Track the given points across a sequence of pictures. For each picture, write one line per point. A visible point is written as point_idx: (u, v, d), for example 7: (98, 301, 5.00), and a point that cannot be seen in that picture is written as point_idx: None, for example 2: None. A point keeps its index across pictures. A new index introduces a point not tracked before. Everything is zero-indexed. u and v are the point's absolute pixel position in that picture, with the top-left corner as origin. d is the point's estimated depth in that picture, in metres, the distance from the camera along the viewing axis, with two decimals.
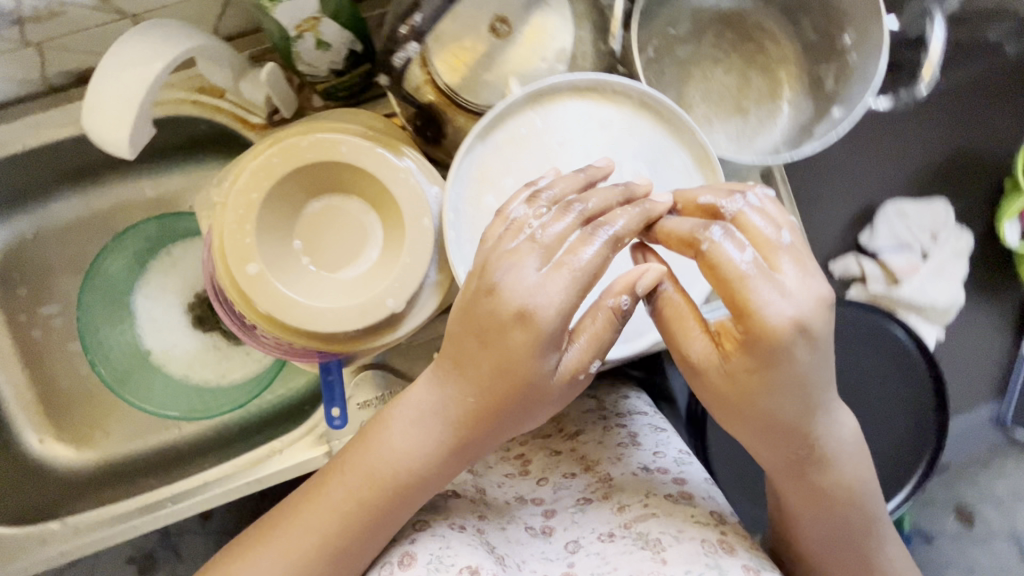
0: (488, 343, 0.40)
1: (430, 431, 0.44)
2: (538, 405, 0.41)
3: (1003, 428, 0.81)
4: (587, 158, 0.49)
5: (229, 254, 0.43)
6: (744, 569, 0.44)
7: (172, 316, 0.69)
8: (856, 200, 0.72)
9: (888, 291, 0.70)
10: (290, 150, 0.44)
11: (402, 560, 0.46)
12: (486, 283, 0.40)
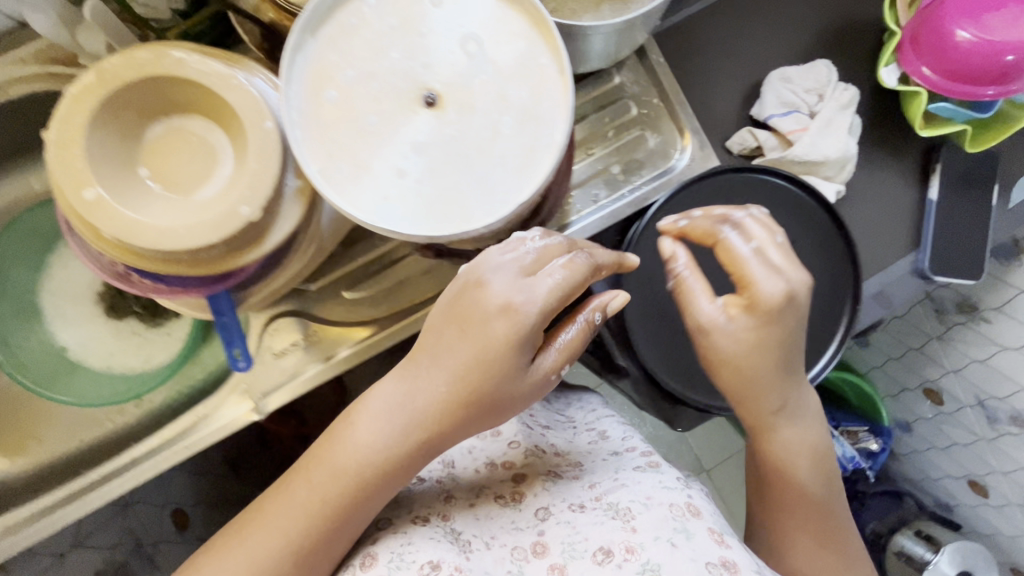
0: (467, 333, 0.46)
1: (394, 423, 0.48)
2: (500, 408, 0.48)
3: (927, 279, 0.77)
4: (422, 39, 0.46)
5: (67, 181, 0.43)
6: (709, 530, 0.52)
7: (81, 309, 0.75)
8: (743, 79, 0.73)
9: (783, 155, 0.69)
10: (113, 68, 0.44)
11: (365, 561, 0.52)
12: (473, 279, 0.47)
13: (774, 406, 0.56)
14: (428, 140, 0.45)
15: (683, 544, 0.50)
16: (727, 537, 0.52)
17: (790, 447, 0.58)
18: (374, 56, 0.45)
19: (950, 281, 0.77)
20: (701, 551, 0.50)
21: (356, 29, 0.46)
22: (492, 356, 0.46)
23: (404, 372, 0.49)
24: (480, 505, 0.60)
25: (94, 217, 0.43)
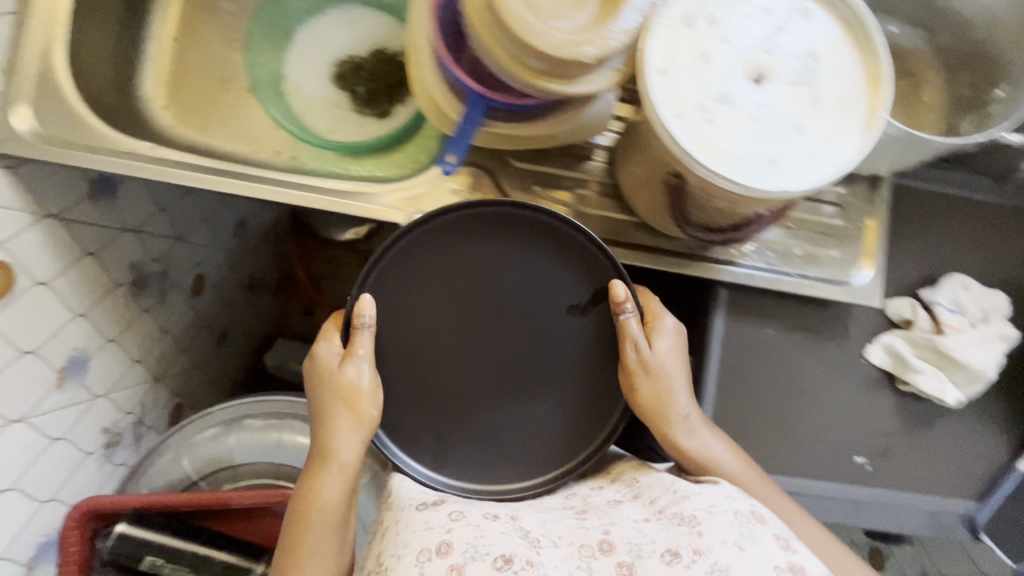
0: (319, 377, 0.66)
1: (330, 474, 0.63)
2: (331, 386, 0.66)
3: (974, 535, 0.78)
4: (779, 33, 0.54)
5: None
6: (775, 536, 0.51)
7: (318, 61, 0.83)
8: (928, 263, 0.79)
9: (931, 338, 0.74)
10: None
11: (441, 546, 0.54)
12: (332, 376, 0.66)
13: (682, 413, 0.66)
14: (735, 100, 0.53)
15: (751, 550, 0.50)
16: (792, 541, 0.51)
17: (731, 466, 0.65)
18: (741, 25, 0.53)
19: (992, 545, 0.78)
20: (767, 554, 0.49)
21: None
22: (348, 411, 0.65)
23: (316, 467, 0.64)
24: (475, 508, 0.63)
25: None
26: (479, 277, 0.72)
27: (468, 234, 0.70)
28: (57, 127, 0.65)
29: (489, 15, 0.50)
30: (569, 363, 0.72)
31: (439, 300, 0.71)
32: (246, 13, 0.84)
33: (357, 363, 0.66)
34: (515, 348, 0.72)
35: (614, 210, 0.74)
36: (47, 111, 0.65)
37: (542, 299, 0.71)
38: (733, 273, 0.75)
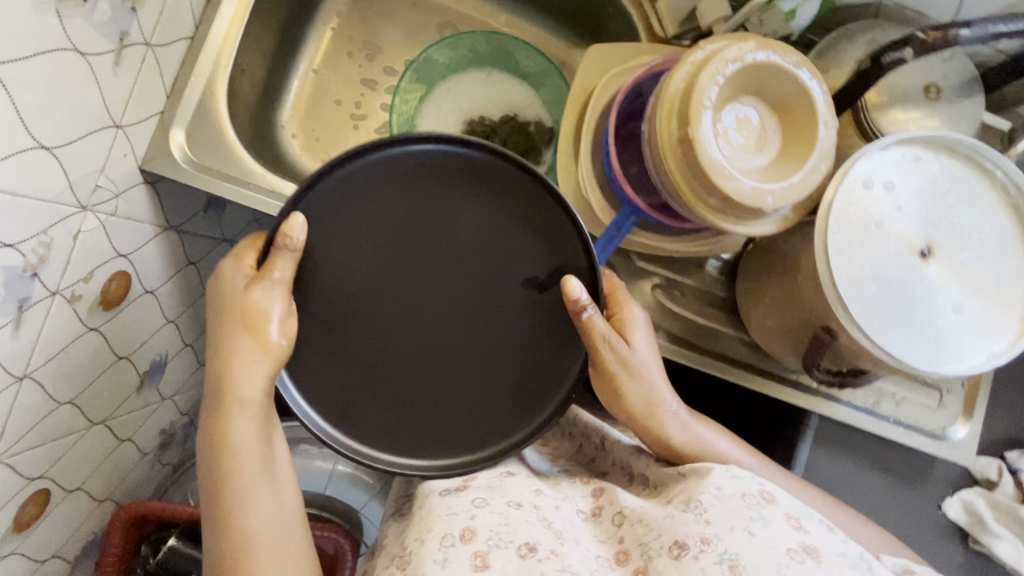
0: (247, 327, 0.56)
1: (246, 428, 0.55)
2: (259, 344, 0.56)
3: None
4: (953, 214, 0.54)
5: (700, 81, 0.51)
6: (785, 516, 0.49)
7: (449, 116, 0.83)
8: (1016, 426, 0.79)
9: (1013, 505, 0.73)
10: (777, 51, 0.52)
11: (464, 533, 0.53)
12: (233, 296, 0.56)
13: (672, 411, 0.62)
14: (899, 273, 0.53)
15: (761, 534, 0.48)
16: (803, 520, 0.50)
17: (716, 447, 0.61)
18: (918, 200, 0.54)
19: None
20: (779, 538, 0.47)
21: (931, 173, 0.54)
22: (250, 338, 0.56)
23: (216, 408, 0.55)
24: (505, 487, 0.60)
25: (682, 110, 0.51)
26: (467, 249, 0.62)
27: (424, 179, 0.61)
28: (210, 156, 0.67)
29: (680, 151, 0.52)
30: (540, 345, 0.64)
31: (374, 234, 0.61)
32: (388, 57, 0.85)
33: (269, 289, 0.56)
34: (461, 306, 0.63)
35: (721, 321, 0.74)
36: (201, 138, 0.67)
37: (459, 223, 0.62)
38: (840, 411, 0.73)
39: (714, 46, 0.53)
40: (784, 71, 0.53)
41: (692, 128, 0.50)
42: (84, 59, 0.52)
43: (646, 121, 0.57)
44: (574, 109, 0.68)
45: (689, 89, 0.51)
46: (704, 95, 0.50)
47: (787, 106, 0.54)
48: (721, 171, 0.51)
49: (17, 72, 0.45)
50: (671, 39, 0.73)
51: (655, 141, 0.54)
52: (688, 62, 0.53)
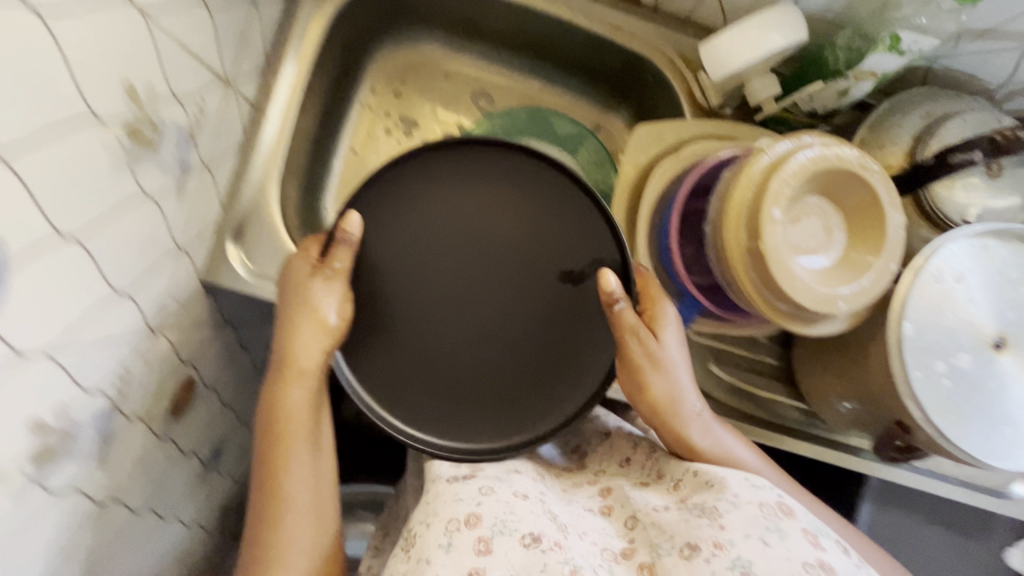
0: (301, 308, 0.57)
1: (297, 395, 0.56)
2: (311, 322, 0.57)
3: None
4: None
5: (766, 193, 0.50)
6: (803, 531, 0.46)
7: None
8: None
9: None
10: (843, 153, 0.51)
11: (469, 519, 0.50)
12: (297, 276, 0.59)
13: (693, 410, 0.58)
14: (972, 368, 0.53)
15: (776, 545, 0.45)
16: (821, 538, 0.46)
17: (744, 455, 0.57)
18: (988, 292, 0.54)
19: None
20: (796, 549, 0.44)
21: (1000, 260, 0.54)
22: (312, 322, 0.57)
23: (275, 379, 0.57)
24: (513, 481, 0.57)
25: (752, 219, 0.51)
26: (513, 240, 0.61)
27: (479, 179, 0.62)
28: (265, 263, 0.67)
29: (750, 259, 0.51)
30: (566, 332, 0.62)
31: (427, 227, 0.62)
32: (423, 131, 0.84)
33: (330, 280, 0.58)
34: (507, 301, 0.62)
35: (775, 389, 0.74)
36: (256, 245, 0.68)
37: (504, 214, 0.61)
38: (886, 469, 0.72)
39: (780, 150, 0.52)
40: (852, 171, 0.51)
41: (760, 243, 0.50)
42: (154, 201, 0.52)
43: (709, 219, 0.57)
44: (624, 196, 0.69)
45: (757, 198, 0.51)
46: (775, 205, 0.50)
47: (852, 202, 0.53)
48: (793, 279, 0.51)
49: (100, 235, 0.46)
50: (711, 109, 0.73)
51: (722, 244, 0.54)
52: (755, 167, 0.52)
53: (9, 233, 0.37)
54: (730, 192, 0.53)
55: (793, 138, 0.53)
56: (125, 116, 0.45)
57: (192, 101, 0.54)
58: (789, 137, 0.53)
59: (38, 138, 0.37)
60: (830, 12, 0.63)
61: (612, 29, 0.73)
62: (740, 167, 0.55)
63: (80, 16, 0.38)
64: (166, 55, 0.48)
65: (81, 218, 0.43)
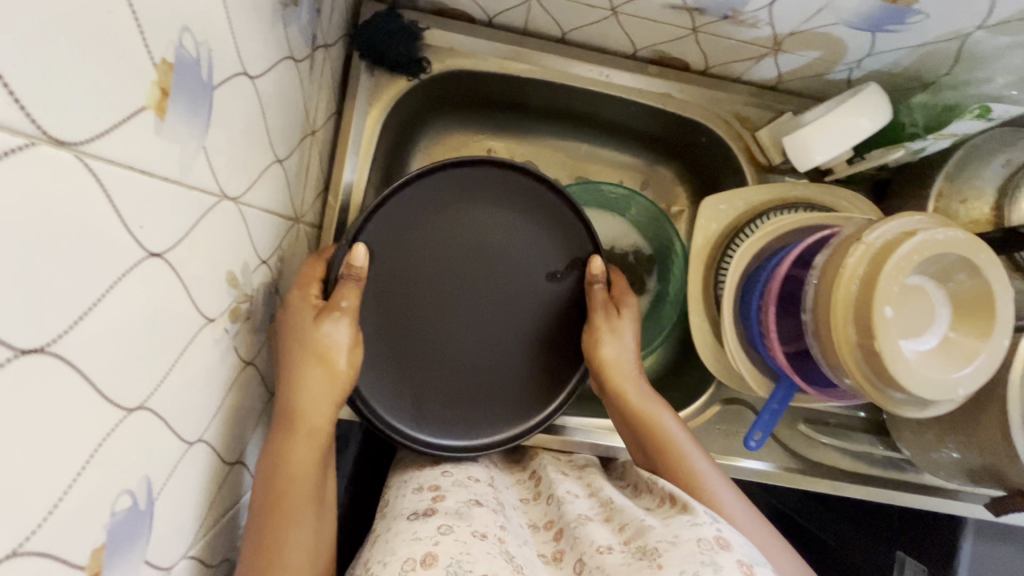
0: (306, 345, 0.52)
1: (303, 450, 0.51)
2: (317, 363, 0.52)
3: None
4: None
5: (877, 289, 0.48)
6: (739, 563, 0.43)
7: None
8: None
9: None
10: (952, 238, 0.49)
11: (425, 558, 0.46)
12: (295, 310, 0.54)
13: (637, 379, 0.62)
14: None
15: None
16: (756, 568, 0.43)
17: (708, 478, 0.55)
18: None
19: None
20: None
21: None
22: (317, 365, 0.52)
23: (280, 432, 0.51)
24: (473, 515, 0.52)
25: (862, 317, 0.49)
26: (514, 254, 0.64)
27: (478, 194, 0.63)
28: None
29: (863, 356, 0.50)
30: (556, 336, 0.66)
31: (428, 246, 0.62)
32: None
33: (340, 319, 0.53)
34: (501, 308, 0.64)
35: (872, 444, 0.73)
36: None
37: (509, 231, 0.64)
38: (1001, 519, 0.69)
39: (880, 239, 0.51)
40: (961, 253, 0.50)
41: (875, 339, 0.49)
42: (251, 364, 0.52)
43: (808, 307, 0.56)
44: (699, 272, 0.69)
45: (865, 295, 0.50)
46: (886, 303, 0.48)
47: (958, 280, 0.52)
48: (911, 374, 0.49)
49: (214, 424, 0.45)
50: (773, 166, 0.72)
51: (829, 338, 0.53)
52: (856, 260, 0.51)
53: (150, 470, 0.36)
54: (831, 285, 0.52)
55: (895, 221, 0.52)
56: (226, 304, 0.44)
57: (274, 255, 0.53)
58: (889, 220, 0.52)
59: (167, 370, 0.36)
60: (898, 68, 0.61)
61: (663, 98, 0.71)
62: (836, 255, 0.54)
63: (192, 235, 0.37)
64: (253, 226, 0.47)
65: (201, 419, 0.43)
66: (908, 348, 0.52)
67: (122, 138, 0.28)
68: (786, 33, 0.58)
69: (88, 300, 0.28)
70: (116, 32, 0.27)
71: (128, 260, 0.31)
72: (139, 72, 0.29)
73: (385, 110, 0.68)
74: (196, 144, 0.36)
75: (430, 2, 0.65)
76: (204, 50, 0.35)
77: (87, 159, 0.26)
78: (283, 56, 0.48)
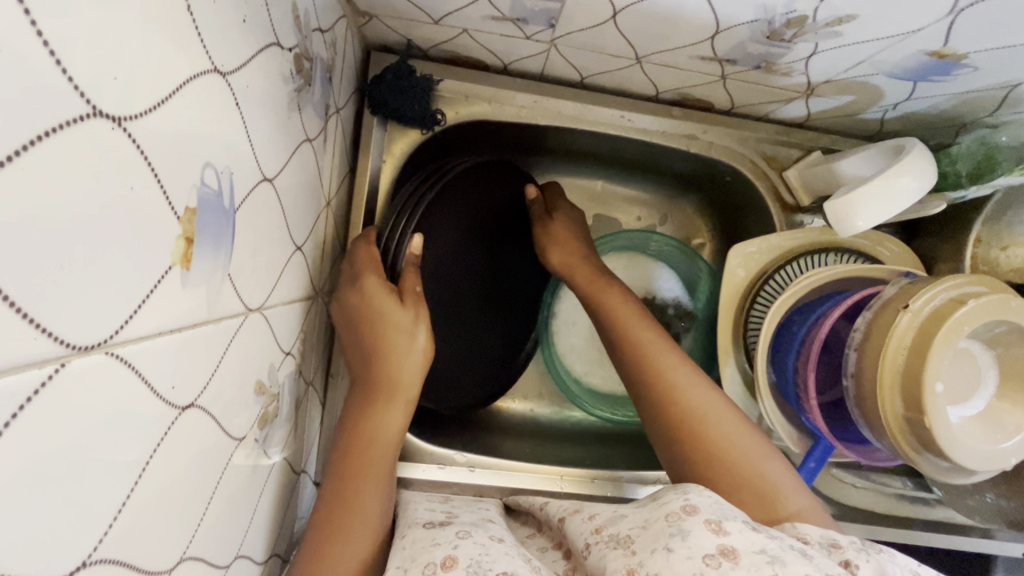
0: (383, 328, 0.55)
1: (393, 418, 0.56)
2: (400, 346, 0.55)
3: None
4: None
5: (926, 362, 0.46)
6: (704, 522, 0.44)
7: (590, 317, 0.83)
8: None
9: None
10: (1004, 304, 0.47)
11: (445, 561, 0.45)
12: (366, 291, 0.55)
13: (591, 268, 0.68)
14: None
15: (681, 548, 0.42)
16: (725, 522, 0.44)
17: (670, 368, 0.60)
18: None
19: None
20: (698, 545, 0.42)
21: None
22: (407, 343, 0.55)
23: (381, 403, 0.56)
24: (487, 527, 0.53)
25: (909, 391, 0.47)
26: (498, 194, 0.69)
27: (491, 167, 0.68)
28: None
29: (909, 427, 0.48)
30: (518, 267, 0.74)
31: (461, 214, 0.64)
32: None
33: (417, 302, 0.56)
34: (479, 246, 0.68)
35: (903, 483, 0.72)
36: None
37: (501, 179, 0.69)
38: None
39: (926, 305, 0.49)
40: (1014, 318, 0.48)
41: (924, 415, 0.46)
42: (280, 456, 0.50)
43: (850, 372, 0.54)
44: (729, 321, 0.68)
45: (913, 366, 0.47)
46: (936, 375, 0.46)
47: (1010, 345, 0.51)
48: (960, 446, 0.48)
49: (253, 532, 0.44)
50: (801, 207, 0.69)
51: (873, 404, 0.51)
52: (905, 327, 0.49)
53: None
54: (877, 351, 0.50)
55: (939, 284, 0.50)
56: (256, 413, 0.42)
57: (297, 341, 0.51)
58: (932, 282, 0.50)
59: (205, 508, 0.35)
60: (936, 112, 0.58)
61: (687, 140, 0.69)
62: (882, 317, 0.52)
63: (222, 366, 0.35)
64: (277, 324, 0.45)
65: (239, 536, 0.41)
66: (955, 415, 0.50)
67: (151, 310, 0.26)
68: (820, 81, 0.56)
69: (125, 489, 0.26)
70: (141, 207, 0.25)
71: (163, 426, 0.29)
72: (164, 233, 0.27)
73: (400, 164, 0.66)
74: (222, 273, 0.33)
75: (442, 51, 0.62)
76: (225, 178, 0.32)
77: (116, 352, 0.24)
78: (300, 139, 0.45)
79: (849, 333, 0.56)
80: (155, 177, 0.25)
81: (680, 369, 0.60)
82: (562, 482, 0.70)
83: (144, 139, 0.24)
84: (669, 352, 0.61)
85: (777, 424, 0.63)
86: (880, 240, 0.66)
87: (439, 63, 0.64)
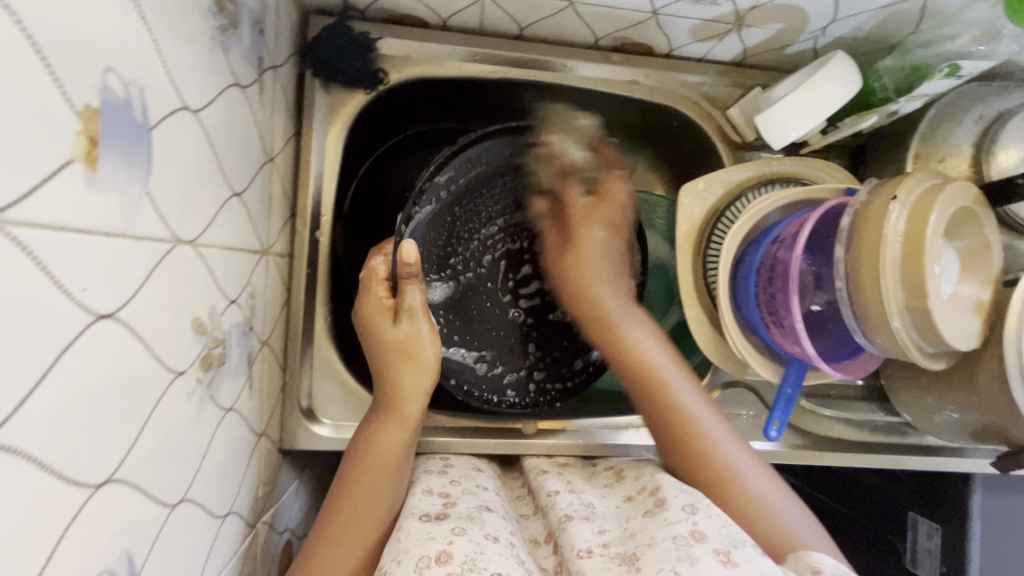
0: (393, 344, 0.59)
1: (399, 436, 0.58)
2: (406, 359, 0.59)
3: None
4: None
5: (923, 246, 0.48)
6: (713, 551, 0.44)
7: None
8: None
9: None
10: (967, 187, 0.51)
11: (439, 556, 0.45)
12: (374, 297, 0.61)
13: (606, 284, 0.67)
14: None
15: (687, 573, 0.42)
16: (733, 552, 0.44)
17: (693, 407, 0.58)
18: None
19: None
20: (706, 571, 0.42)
21: None
22: (409, 363, 0.59)
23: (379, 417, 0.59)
24: (484, 521, 0.51)
25: (908, 276, 0.49)
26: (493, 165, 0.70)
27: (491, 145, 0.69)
28: (342, 412, 0.65)
29: (907, 312, 0.50)
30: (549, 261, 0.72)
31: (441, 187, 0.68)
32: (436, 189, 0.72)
33: (414, 321, 0.60)
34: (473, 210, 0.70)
35: (872, 411, 0.73)
36: (326, 399, 0.64)
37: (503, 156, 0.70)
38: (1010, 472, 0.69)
39: (913, 195, 0.50)
40: (975, 198, 0.51)
41: (928, 294, 0.48)
42: (234, 409, 0.49)
43: (840, 276, 0.55)
44: (688, 262, 0.68)
45: (911, 251, 0.49)
46: (932, 260, 0.48)
47: (964, 231, 0.53)
48: (949, 325, 0.50)
49: (201, 479, 0.43)
50: (747, 144, 0.70)
51: (868, 301, 0.52)
52: (895, 216, 0.50)
53: (130, 545, 0.34)
54: (875, 251, 0.50)
55: (909, 175, 0.52)
56: (197, 352, 0.41)
57: (244, 293, 0.50)
58: (898, 177, 0.52)
59: (139, 433, 0.34)
60: (862, 33, 0.60)
61: (630, 85, 0.70)
62: (868, 217, 0.52)
63: (147, 287, 0.34)
64: (215, 267, 0.44)
65: (184, 477, 0.40)
66: (948, 288, 0.52)
67: (50, 199, 0.26)
68: (747, 8, 0.57)
69: (24, 387, 0.25)
70: (28, 87, 0.24)
71: (73, 329, 0.28)
72: (58, 126, 0.26)
73: (347, 127, 0.65)
74: (139, 191, 0.33)
75: (380, 11, 0.63)
76: (134, 89, 0.32)
77: (7, 229, 0.24)
78: (229, 82, 0.45)
79: (835, 243, 0.56)
80: (41, 59, 0.25)
81: (686, 389, 0.59)
82: (535, 435, 0.69)
83: (28, 18, 0.24)
84: (670, 365, 0.61)
85: (752, 358, 0.62)
86: (820, 166, 0.68)
87: (379, 24, 0.65)
